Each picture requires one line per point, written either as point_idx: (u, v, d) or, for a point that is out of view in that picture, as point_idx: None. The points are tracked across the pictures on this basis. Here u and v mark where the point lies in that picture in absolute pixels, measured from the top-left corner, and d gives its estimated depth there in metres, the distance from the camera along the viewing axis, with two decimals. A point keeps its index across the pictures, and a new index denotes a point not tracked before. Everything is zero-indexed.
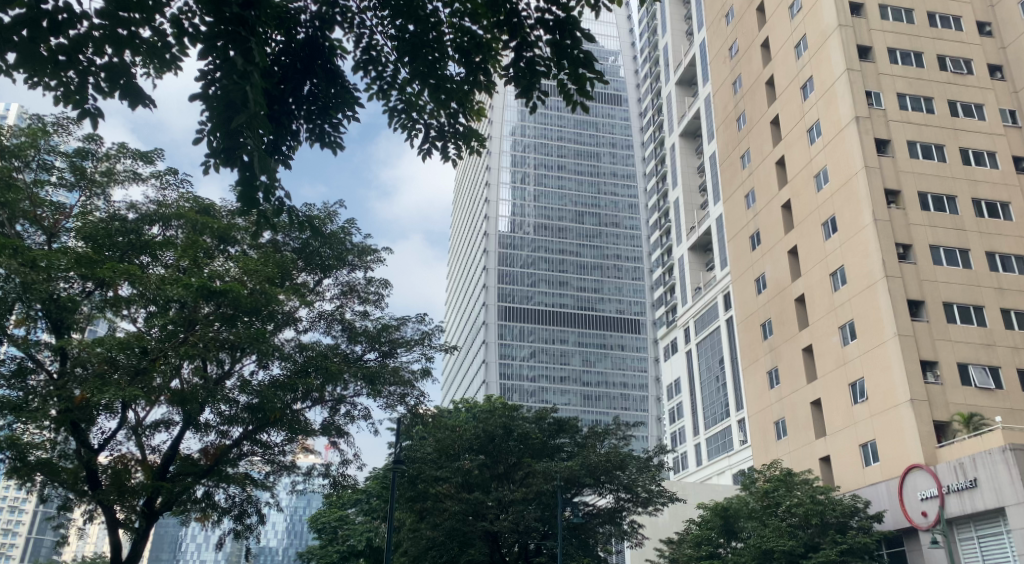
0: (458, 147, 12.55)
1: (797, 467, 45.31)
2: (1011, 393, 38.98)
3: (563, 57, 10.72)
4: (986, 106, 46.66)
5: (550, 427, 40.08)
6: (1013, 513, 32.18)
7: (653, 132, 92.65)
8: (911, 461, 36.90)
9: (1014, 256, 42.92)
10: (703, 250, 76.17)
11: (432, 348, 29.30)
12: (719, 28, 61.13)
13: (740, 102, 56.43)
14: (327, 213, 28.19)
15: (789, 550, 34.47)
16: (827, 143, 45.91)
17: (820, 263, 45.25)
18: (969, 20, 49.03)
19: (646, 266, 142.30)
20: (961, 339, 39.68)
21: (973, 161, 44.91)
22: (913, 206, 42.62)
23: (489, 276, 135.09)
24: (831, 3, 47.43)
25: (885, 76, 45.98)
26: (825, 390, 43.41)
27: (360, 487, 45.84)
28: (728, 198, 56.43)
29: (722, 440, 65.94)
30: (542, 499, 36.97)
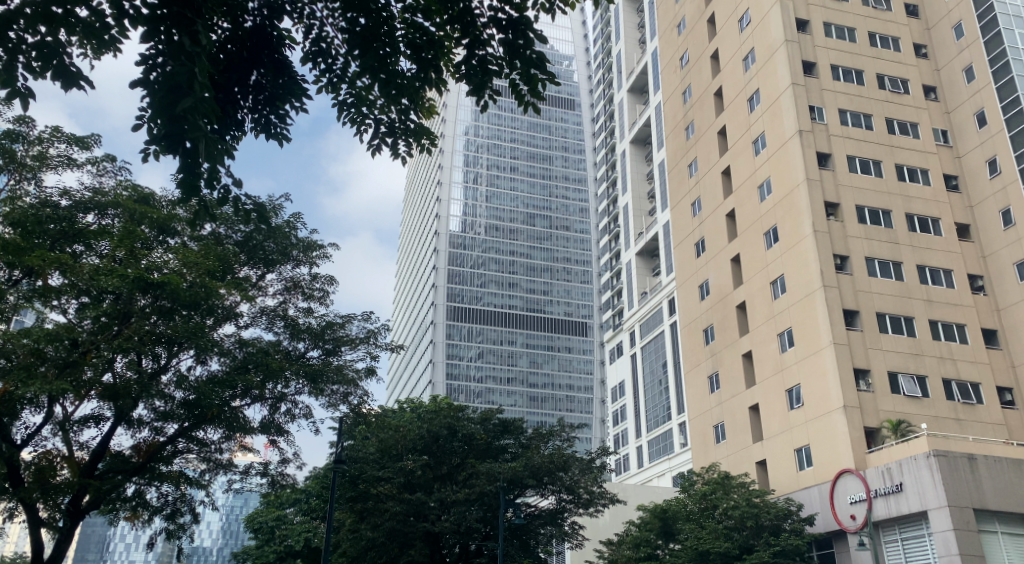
0: (408, 144, 12.38)
1: (734, 470, 46.15)
2: (937, 402, 40.33)
3: (516, 57, 10.73)
4: (920, 125, 48.45)
5: (495, 428, 40.13)
6: (935, 516, 33.36)
7: (605, 137, 93.58)
8: (842, 466, 37.79)
9: (944, 269, 44.53)
10: (650, 256, 77.13)
11: (378, 348, 29.05)
12: (671, 37, 61.95)
13: (689, 112, 57.26)
14: (272, 206, 27.74)
15: (724, 552, 35.15)
16: (771, 155, 46.89)
17: (761, 272, 46.17)
18: (906, 42, 50.92)
19: (594, 270, 143.47)
20: (892, 348, 40.92)
21: (908, 177, 46.45)
22: (851, 219, 43.78)
23: (438, 275, 134.55)
24: (778, 18, 48.43)
25: (828, 92, 47.11)
26: (762, 396, 44.31)
27: (299, 486, 45.12)
28: (676, 205, 57.20)
29: (663, 443, 66.83)
30: (485, 500, 36.68)
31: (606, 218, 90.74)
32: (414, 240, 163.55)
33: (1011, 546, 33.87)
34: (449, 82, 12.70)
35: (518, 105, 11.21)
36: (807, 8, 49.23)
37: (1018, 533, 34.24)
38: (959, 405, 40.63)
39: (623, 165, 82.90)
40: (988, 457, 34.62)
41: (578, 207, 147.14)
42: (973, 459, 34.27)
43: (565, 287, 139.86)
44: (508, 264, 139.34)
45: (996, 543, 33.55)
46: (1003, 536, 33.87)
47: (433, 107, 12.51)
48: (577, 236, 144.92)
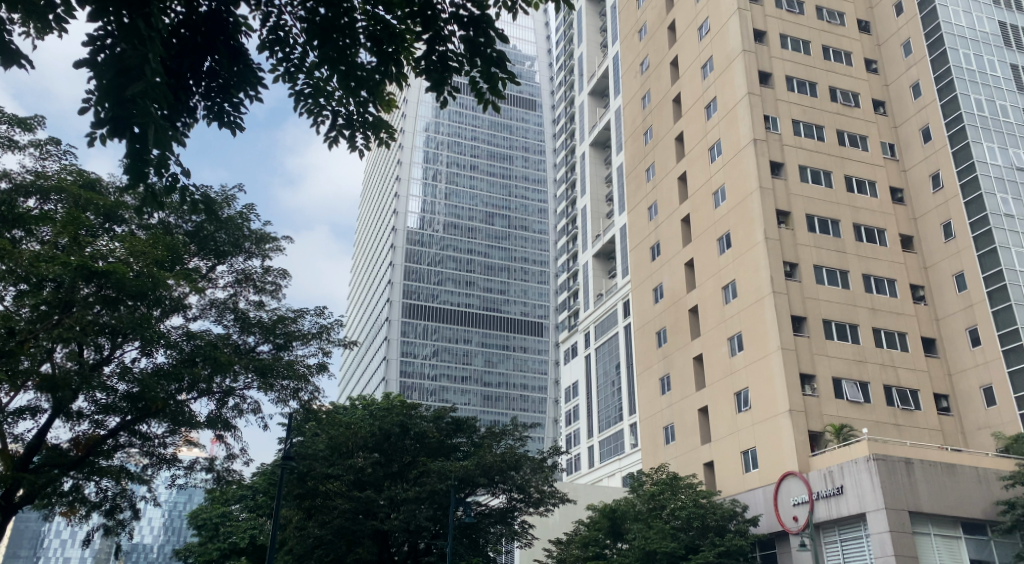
0: (366, 137, 12.20)
1: (682, 471, 46.71)
2: (878, 407, 41.38)
3: (476, 54, 10.72)
4: (869, 137, 49.63)
5: (447, 426, 39.95)
6: (873, 518, 34.22)
7: (565, 139, 93.93)
8: (786, 468, 38.45)
9: (888, 279, 45.69)
10: (607, 258, 77.68)
11: (331, 344, 28.70)
12: (632, 42, 62.36)
13: (648, 117, 57.72)
14: (225, 197, 27.22)
15: (670, 552, 35.55)
16: (726, 162, 47.51)
17: (714, 277, 46.78)
18: (858, 56, 52.12)
19: (551, 271, 144.00)
20: (837, 355, 41.80)
21: (856, 188, 47.54)
22: (801, 227, 44.58)
23: (395, 272, 133.67)
24: (736, 27, 49.09)
25: (782, 102, 47.89)
26: (712, 399, 44.90)
27: (246, 482, 44.39)
28: (633, 209, 57.61)
29: (614, 444, 67.34)
30: (436, 499, 36.37)
31: (564, 220, 91.06)
32: (370, 235, 162.16)
33: (944, 548, 34.79)
34: (409, 77, 12.54)
35: (477, 103, 11.19)
36: (764, 19, 50.00)
37: (952, 535, 35.16)
38: (898, 410, 41.78)
39: (583, 168, 83.31)
40: (924, 461, 35.53)
41: (537, 207, 147.45)
42: (911, 463, 35.16)
43: (522, 287, 140.15)
44: (465, 262, 138.97)
45: (930, 545, 34.44)
46: (937, 538, 34.77)
47: (393, 100, 12.34)
48: (535, 236, 145.25)
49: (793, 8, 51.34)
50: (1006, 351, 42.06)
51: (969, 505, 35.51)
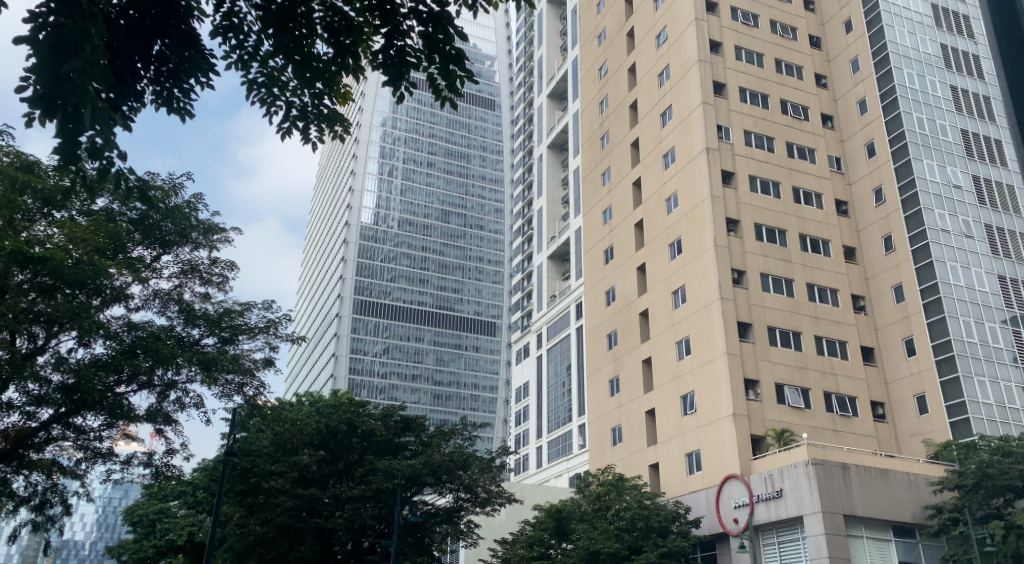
0: (320, 130, 11.98)
1: (628, 472, 47.11)
2: (818, 414, 42.27)
3: (435, 51, 10.56)
4: (817, 150, 50.73)
5: (396, 425, 39.58)
6: (810, 521, 34.98)
7: (523, 141, 94.01)
8: (728, 471, 39.06)
9: (831, 288, 46.72)
10: (561, 260, 78.03)
11: (278, 338, 28.20)
12: (591, 47, 62.71)
13: (605, 121, 58.04)
14: (172, 185, 26.54)
15: (614, 552, 35.79)
16: (679, 169, 48.05)
17: (664, 281, 47.27)
18: (808, 71, 53.24)
19: (505, 271, 144.08)
20: (781, 361, 42.58)
21: (803, 200, 48.51)
22: (750, 236, 45.32)
23: (346, 267, 132.30)
24: (693, 37, 49.70)
25: (735, 113, 48.63)
26: (659, 401, 45.33)
27: (186, 478, 43.47)
28: (588, 212, 57.85)
29: (562, 444, 67.62)
30: (381, 497, 35.92)
31: (520, 220, 91.13)
32: (323, 229, 160.14)
33: (875, 551, 35.63)
34: (365, 70, 12.32)
35: (434, 101, 11.06)
36: (720, 31, 50.71)
37: (883, 538, 36.04)
38: (837, 417, 42.73)
39: (540, 170, 83.51)
40: (860, 466, 36.42)
41: (493, 207, 147.35)
42: (847, 467, 35.99)
43: (476, 286, 140.03)
44: (419, 259, 138.13)
45: (861, 548, 35.27)
46: (869, 540, 35.63)
47: (349, 93, 12.09)
48: (490, 236, 145.18)
49: (748, 21, 52.24)
50: (940, 362, 43.39)
51: (901, 509, 36.46)
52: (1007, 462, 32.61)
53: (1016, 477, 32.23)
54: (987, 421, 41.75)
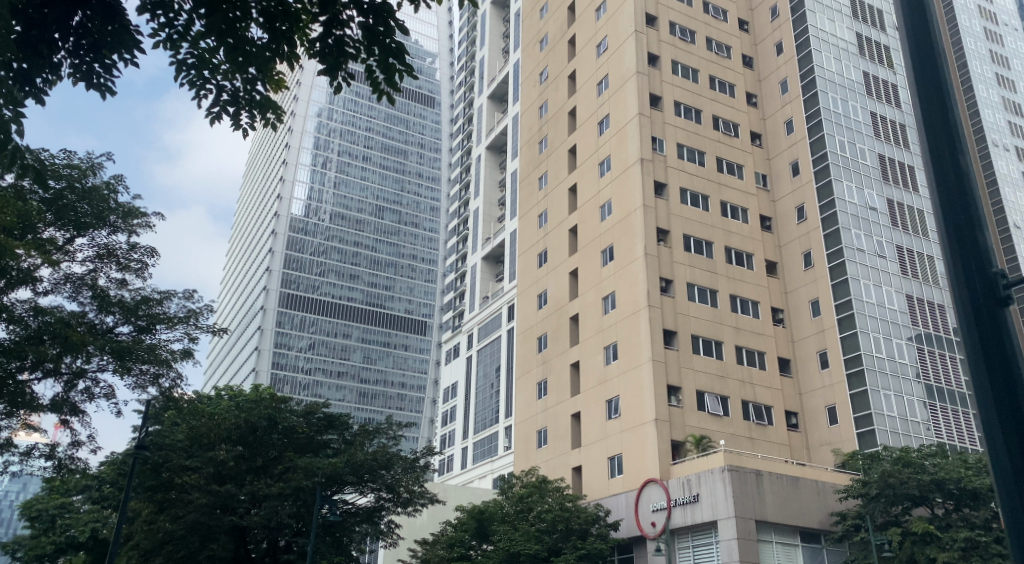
0: (252, 116, 11.38)
1: (551, 475, 47.28)
2: (735, 421, 43.22)
3: (374, 43, 10.26)
4: (745, 167, 51.99)
5: (318, 422, 38.94)
6: (724, 526, 35.71)
7: (461, 140, 93.70)
8: (647, 475, 39.63)
9: (753, 300, 47.89)
10: (495, 261, 78.00)
11: (198, 329, 27.23)
12: (532, 52, 62.82)
13: (544, 126, 58.19)
14: (90, 164, 25.33)
15: (534, 554, 35.72)
16: (614, 178, 48.53)
17: (595, 287, 47.61)
18: (740, 88, 54.59)
19: (438, 270, 143.35)
20: (702, 369, 43.37)
21: (730, 214, 49.64)
22: (678, 246, 46.07)
23: (274, 259, 129.34)
24: (632, 49, 50.24)
25: (669, 126, 49.35)
26: (584, 405, 45.63)
27: (91, 472, 41.55)
28: (523, 215, 57.84)
29: (487, 446, 67.51)
30: (300, 496, 34.84)
31: (456, 221, 90.69)
32: (251, 219, 156.25)
33: (783, 556, 36.55)
34: (302, 57, 11.79)
35: (372, 93, 10.73)
36: (658, 44, 51.46)
37: (791, 544, 37.00)
38: (753, 425, 43.80)
39: (477, 170, 83.34)
40: (773, 473, 37.33)
41: (428, 205, 146.42)
42: (761, 474, 36.87)
43: (408, 284, 138.86)
44: (351, 255, 136.13)
45: (771, 553, 36.15)
46: (777, 546, 36.53)
47: (284, 80, 11.50)
48: (425, 234, 144.24)
49: (685, 37, 53.23)
50: (850, 375, 44.94)
51: (810, 515, 37.53)
52: (908, 472, 33.87)
53: (915, 486, 33.53)
54: (891, 432, 43.41)
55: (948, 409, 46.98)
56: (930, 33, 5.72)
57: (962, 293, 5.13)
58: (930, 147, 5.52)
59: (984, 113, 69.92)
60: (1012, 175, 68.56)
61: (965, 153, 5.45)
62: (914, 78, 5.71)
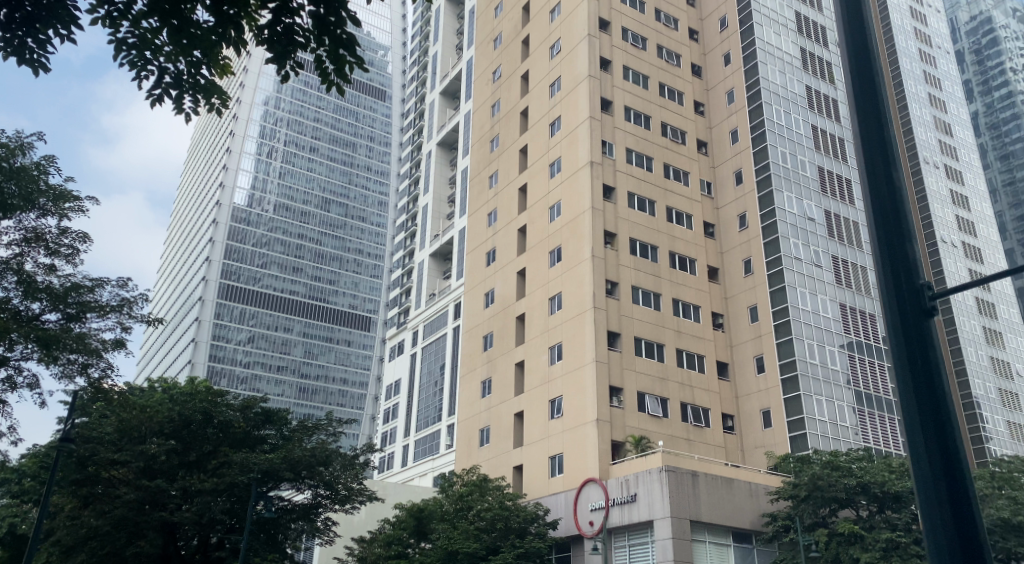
0: (196, 100, 10.74)
1: (492, 473, 47.32)
2: (674, 422, 43.82)
3: (324, 33, 9.73)
4: (691, 174, 52.81)
5: (256, 417, 37.83)
6: (659, 525, 36.24)
7: (412, 136, 92.99)
8: (587, 475, 39.90)
9: (694, 305, 48.64)
10: (443, 259, 77.59)
11: (131, 319, 26.43)
12: (485, 50, 62.63)
13: (496, 125, 58.12)
14: (19, 144, 24.42)
15: (472, 552, 35.59)
16: (564, 180, 48.77)
17: (542, 287, 47.74)
18: (688, 97, 55.40)
19: (384, 265, 142.11)
20: (644, 370, 43.89)
21: (675, 220, 50.33)
22: (625, 249, 46.49)
23: (215, 249, 126.46)
24: (585, 52, 50.53)
25: (619, 130, 49.80)
26: (528, 405, 45.74)
27: (11, 465, 39.90)
28: (473, 213, 57.65)
29: (428, 444, 67.15)
30: (234, 491, 34.33)
31: (404, 216, 89.98)
32: (191, 207, 152.36)
33: (716, 555, 37.17)
34: (251, 43, 11.25)
35: (321, 84, 10.28)
36: (610, 49, 51.90)
37: (723, 544, 37.65)
38: (690, 426, 44.49)
39: (427, 166, 82.85)
40: (709, 474, 37.93)
41: (376, 200, 144.97)
42: (697, 475, 37.43)
43: (353, 279, 137.32)
44: (294, 247, 133.93)
45: (704, 553, 36.73)
46: (711, 546, 37.15)
47: (230, 64, 10.94)
48: (371, 229, 142.76)
49: (637, 43, 53.82)
50: (785, 380, 45.96)
51: (743, 516, 38.27)
52: (835, 475, 34.77)
53: (841, 489, 34.46)
54: (821, 436, 44.60)
55: (875, 414, 48.54)
56: (868, 53, 5.87)
57: (892, 306, 5.31)
58: (866, 166, 5.68)
59: (918, 130, 72.42)
60: (941, 191, 71.10)
61: (899, 169, 5.59)
62: (854, 97, 5.85)
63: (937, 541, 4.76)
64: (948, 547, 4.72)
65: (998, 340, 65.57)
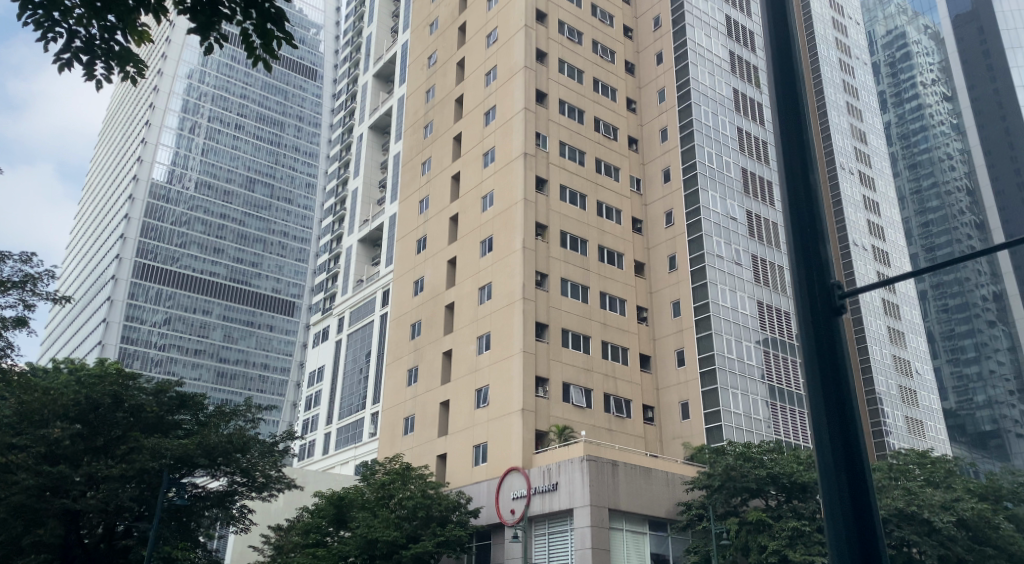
0: (108, 67, 9.88)
1: (415, 461, 47.13)
2: (597, 412, 44.34)
3: (252, 5, 9.11)
4: (621, 169, 53.46)
5: (170, 401, 36.68)
6: (579, 514, 36.71)
7: (343, 117, 91.31)
8: (510, 463, 40.12)
9: (620, 298, 49.30)
10: (372, 245, 76.61)
11: (34, 297, 25.18)
12: (422, 34, 61.82)
13: (429, 111, 57.54)
14: None
15: (392, 540, 35.32)
16: (497, 170, 48.68)
17: (473, 276, 47.57)
18: (621, 93, 56.04)
19: (310, 249, 139.48)
20: (570, 361, 44.28)
21: (605, 215, 50.87)
22: (555, 241, 46.77)
23: (130, 226, 121.62)
24: (521, 43, 50.46)
25: (553, 123, 49.95)
26: (454, 393, 45.65)
27: None
28: (404, 199, 57.01)
29: (351, 432, 66.33)
30: (144, 478, 33.22)
31: (332, 200, 88.23)
32: (105, 181, 145.91)
33: (632, 544, 37.79)
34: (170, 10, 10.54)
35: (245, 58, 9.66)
36: (547, 42, 51.97)
37: (640, 532, 38.33)
38: (612, 417, 45.10)
39: (358, 149, 81.59)
40: (628, 464, 38.63)
41: (304, 181, 141.91)
42: (616, 465, 38.07)
43: (277, 262, 134.24)
44: (216, 227, 129.99)
45: (621, 541, 37.33)
46: (628, 534, 37.80)
47: (148, 31, 10.18)
48: (298, 211, 139.82)
49: (573, 37, 54.06)
50: (703, 373, 47.09)
51: (659, 505, 39.08)
52: (748, 466, 35.80)
53: (753, 479, 35.56)
54: (736, 428, 45.85)
55: (786, 408, 50.22)
56: (791, 57, 5.94)
57: (802, 306, 5.41)
58: (785, 163, 5.76)
59: (836, 137, 75.12)
60: (855, 196, 73.84)
61: (815, 173, 5.70)
62: (776, 101, 5.91)
63: (837, 531, 4.89)
64: (847, 541, 4.84)
65: (901, 340, 68.65)
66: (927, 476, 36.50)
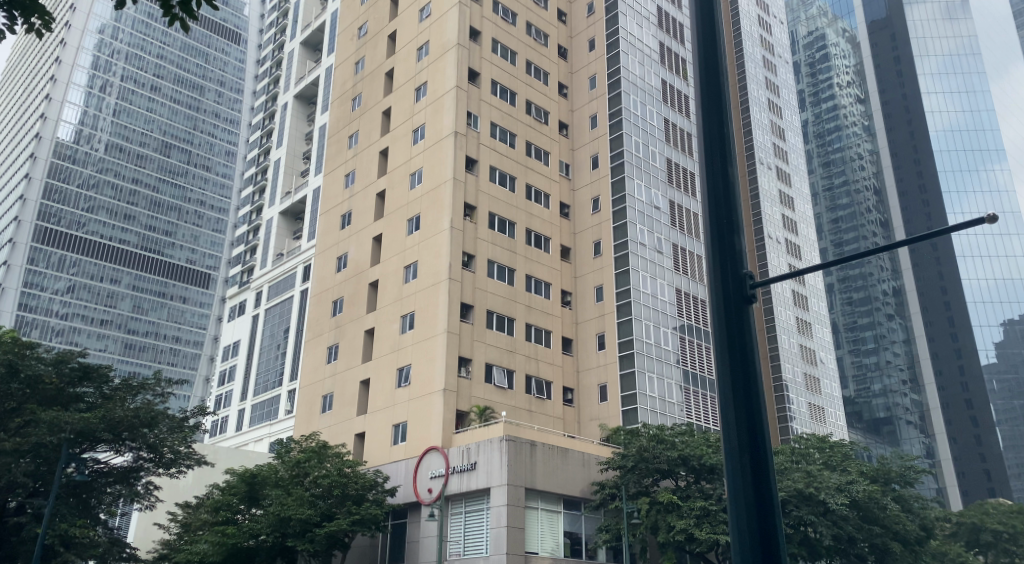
0: (11, 18, 8.77)
1: (332, 440, 46.46)
2: (517, 394, 44.51)
3: None
4: (551, 154, 53.51)
5: (71, 373, 34.86)
6: (496, 492, 36.81)
7: (267, 84, 88.31)
8: (429, 443, 39.97)
9: (546, 282, 49.54)
10: (293, 218, 74.66)
11: None
12: (353, 4, 60.22)
13: (358, 83, 56.23)
14: None
15: (306, 518, 34.74)
16: (426, 147, 48.00)
17: (398, 254, 46.89)
18: (553, 77, 56.05)
19: (228, 220, 134.88)
20: (493, 343, 44.25)
21: (533, 198, 50.91)
22: (483, 223, 46.51)
23: (31, 187, 114.81)
24: (454, 19, 49.74)
25: (484, 103, 49.51)
26: (375, 372, 45.06)
27: None
28: (329, 172, 55.72)
29: (266, 409, 64.92)
30: (40, 452, 31.65)
31: (253, 169, 85.39)
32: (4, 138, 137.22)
33: (547, 523, 38.11)
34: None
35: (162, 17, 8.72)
36: (480, 20, 51.40)
37: (555, 511, 38.68)
38: (532, 398, 45.40)
39: (283, 119, 79.23)
40: (546, 444, 38.97)
41: (224, 149, 136.93)
42: (534, 445, 38.34)
43: (192, 232, 129.54)
44: (127, 192, 124.34)
45: (536, 520, 37.62)
46: (543, 512, 38.08)
47: None
48: (216, 179, 134.70)
49: (506, 18, 53.68)
50: (622, 356, 47.81)
51: (576, 485, 39.58)
52: (660, 448, 36.61)
53: (664, 461, 36.40)
54: (651, 411, 46.74)
55: (699, 394, 51.50)
56: (714, 45, 5.87)
57: (717, 290, 5.39)
58: (705, 155, 5.69)
59: (757, 132, 76.98)
60: (772, 190, 75.83)
61: (733, 165, 5.65)
62: (700, 86, 5.83)
63: (741, 529, 4.84)
64: (748, 537, 4.81)
65: (808, 331, 71.25)
66: (826, 460, 38.13)
